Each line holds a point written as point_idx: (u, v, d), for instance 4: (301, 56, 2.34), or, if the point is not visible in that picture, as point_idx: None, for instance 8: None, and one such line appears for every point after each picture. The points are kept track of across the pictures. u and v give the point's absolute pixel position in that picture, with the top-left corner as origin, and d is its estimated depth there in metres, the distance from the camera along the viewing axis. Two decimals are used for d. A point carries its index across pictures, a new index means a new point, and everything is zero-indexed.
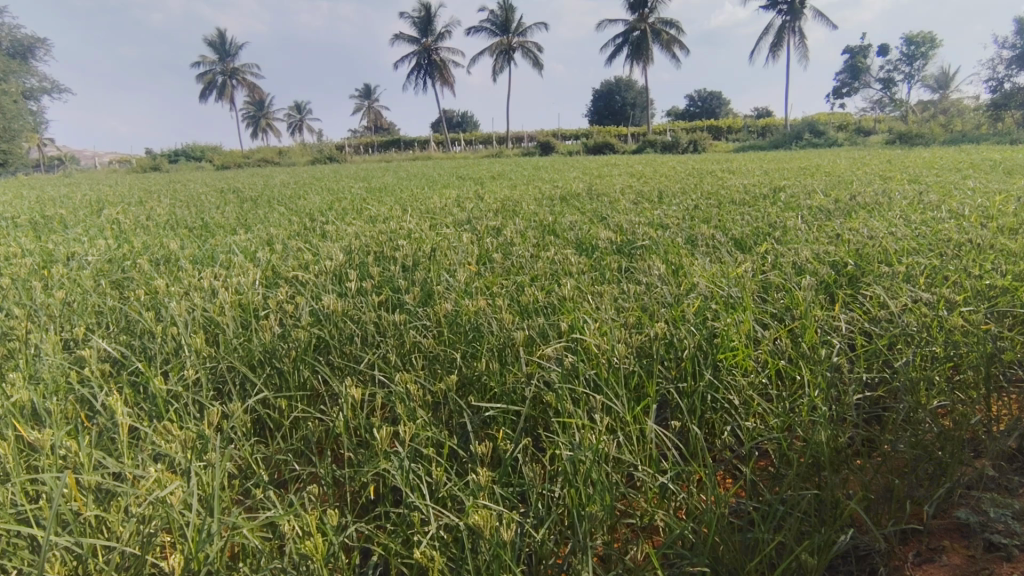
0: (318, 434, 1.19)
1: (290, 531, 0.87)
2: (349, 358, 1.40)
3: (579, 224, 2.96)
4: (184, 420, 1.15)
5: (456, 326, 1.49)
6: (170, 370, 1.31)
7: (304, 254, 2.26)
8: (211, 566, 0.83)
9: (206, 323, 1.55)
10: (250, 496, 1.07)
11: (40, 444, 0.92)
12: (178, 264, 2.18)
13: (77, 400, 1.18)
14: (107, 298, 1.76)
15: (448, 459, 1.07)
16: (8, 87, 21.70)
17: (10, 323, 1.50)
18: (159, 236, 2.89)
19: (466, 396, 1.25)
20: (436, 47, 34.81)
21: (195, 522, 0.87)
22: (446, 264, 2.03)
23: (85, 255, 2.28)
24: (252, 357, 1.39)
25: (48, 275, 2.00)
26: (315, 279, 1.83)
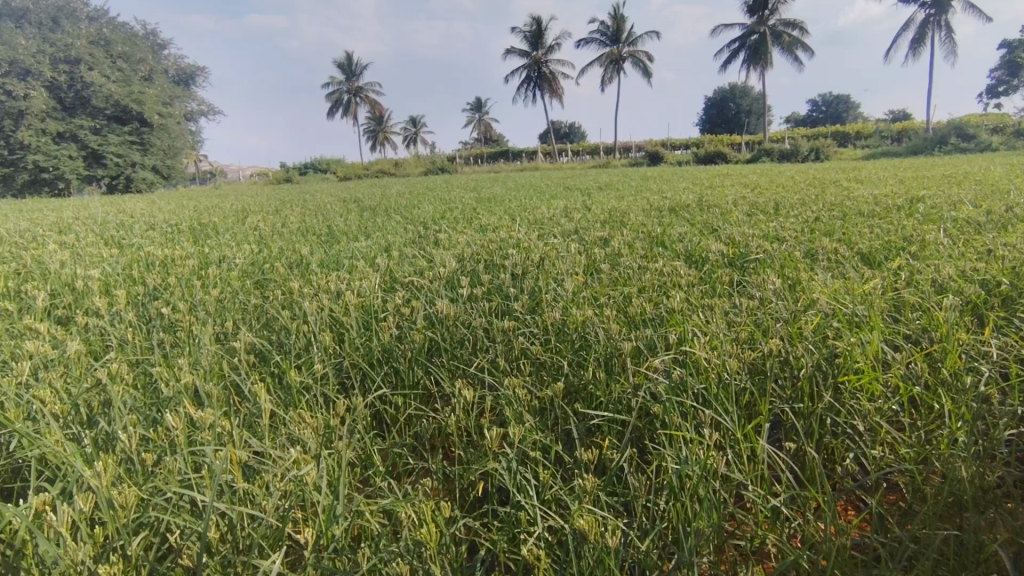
0: (431, 431, 1.26)
1: (407, 518, 0.93)
2: (460, 361, 1.47)
3: (689, 235, 2.88)
4: (315, 409, 1.26)
5: (563, 335, 1.52)
6: (304, 363, 1.45)
7: (420, 260, 2.40)
8: (338, 543, 0.91)
9: (335, 323, 1.70)
10: (369, 484, 1.15)
11: (202, 421, 1.05)
12: (309, 268, 2.39)
13: (229, 386, 1.34)
14: (252, 296, 1.97)
15: (553, 463, 1.09)
16: (174, 110, 24.80)
17: (176, 315, 1.72)
18: (293, 242, 3.18)
19: (572, 404, 1.27)
20: (546, 60, 35.28)
21: (325, 502, 0.96)
22: (554, 273, 2.07)
23: (233, 258, 2.56)
24: (373, 355, 1.50)
25: (204, 275, 2.28)
26: (430, 285, 1.94)
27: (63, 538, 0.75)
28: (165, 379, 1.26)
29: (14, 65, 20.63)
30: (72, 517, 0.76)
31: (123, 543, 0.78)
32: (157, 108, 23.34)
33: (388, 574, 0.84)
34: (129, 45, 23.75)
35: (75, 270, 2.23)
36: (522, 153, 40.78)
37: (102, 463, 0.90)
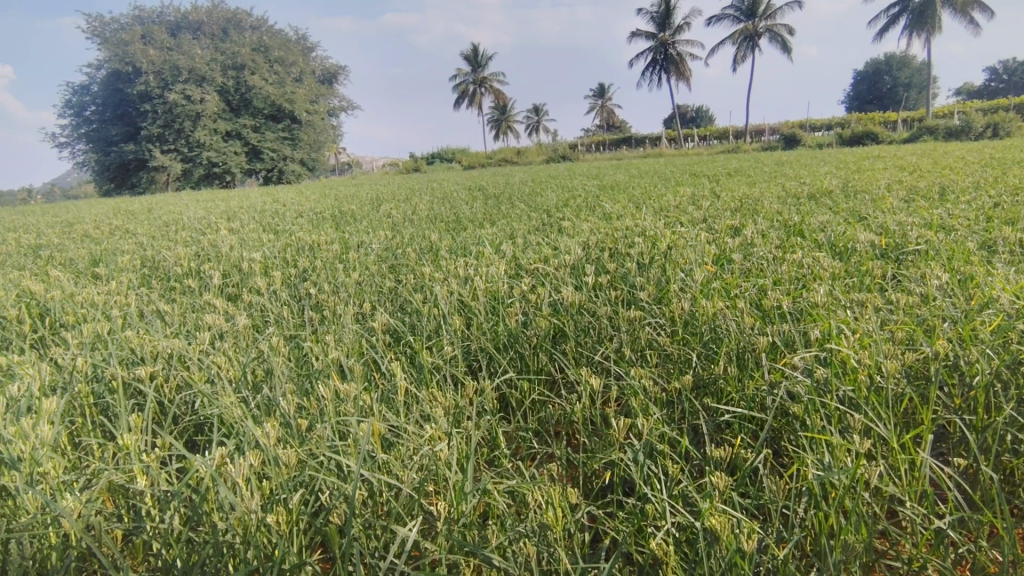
0: (554, 417, 1.27)
1: (532, 500, 0.95)
2: (584, 349, 1.47)
3: (834, 224, 2.64)
4: (445, 388, 1.32)
5: (691, 327, 1.46)
6: (435, 344, 1.52)
7: (544, 247, 2.42)
8: (467, 518, 0.95)
9: (463, 307, 1.76)
10: (494, 464, 1.19)
11: (347, 393, 1.15)
12: (439, 253, 2.50)
13: (368, 361, 1.44)
14: (387, 279, 2.10)
15: (681, 459, 1.06)
16: (319, 107, 27.02)
17: (323, 294, 1.88)
18: (424, 228, 3.34)
19: (701, 399, 1.22)
20: (672, 41, 33.85)
21: (455, 477, 1.01)
22: (682, 263, 1.99)
23: (370, 244, 2.74)
24: (500, 339, 1.54)
25: (346, 258, 2.46)
26: (554, 272, 1.95)
27: (239, 488, 0.85)
28: (315, 353, 1.39)
29: (192, 73, 23.56)
30: (247, 470, 0.87)
31: (286, 497, 0.88)
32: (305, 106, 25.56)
33: (515, 552, 0.86)
34: (283, 49, 26.18)
35: (241, 252, 2.52)
36: (645, 138, 39.55)
37: (267, 425, 1.00)
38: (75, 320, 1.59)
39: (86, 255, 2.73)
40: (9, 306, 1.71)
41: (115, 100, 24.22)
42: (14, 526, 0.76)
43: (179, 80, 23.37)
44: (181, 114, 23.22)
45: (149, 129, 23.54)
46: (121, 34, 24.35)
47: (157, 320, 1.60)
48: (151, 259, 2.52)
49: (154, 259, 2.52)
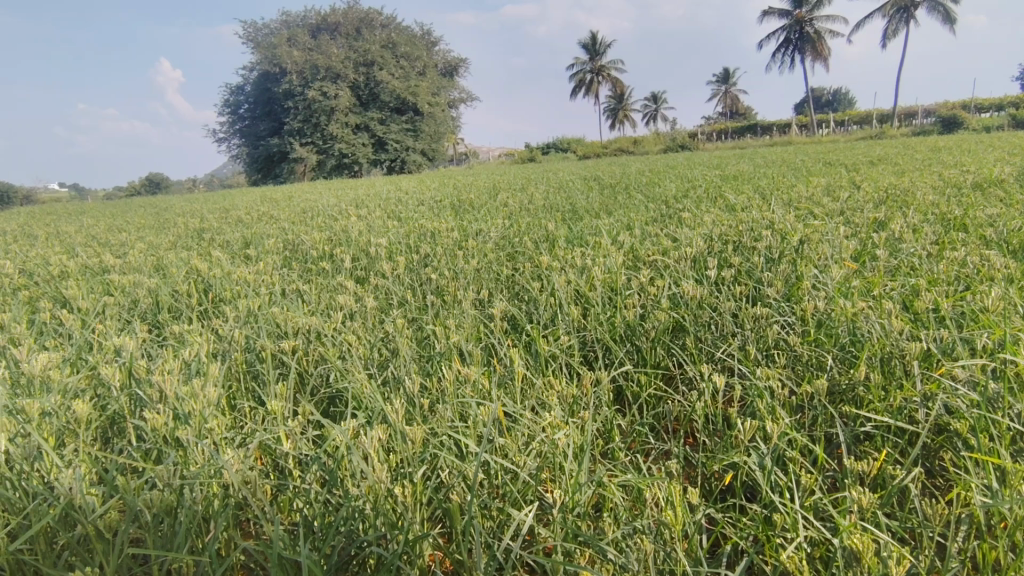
0: (673, 414, 1.23)
1: (651, 497, 0.92)
2: (706, 346, 1.41)
3: (1006, 218, 2.31)
4: (561, 376, 1.33)
5: (828, 328, 1.35)
6: (552, 333, 1.53)
7: (663, 239, 2.34)
8: (583, 508, 0.95)
9: (579, 297, 1.76)
10: (610, 457, 1.17)
11: (468, 375, 1.18)
12: (555, 243, 2.50)
13: (487, 346, 1.48)
14: (505, 267, 2.14)
15: (814, 469, 0.98)
16: (439, 99, 28.04)
17: (444, 279, 1.95)
18: (539, 217, 3.36)
19: (838, 405, 1.13)
20: (807, 19, 31.29)
21: (571, 467, 1.01)
22: (817, 258, 1.84)
23: (488, 232, 2.81)
24: (617, 331, 1.51)
25: (465, 245, 2.54)
26: (675, 264, 1.88)
27: (371, 458, 0.91)
28: (438, 336, 1.45)
29: (328, 71, 25.37)
30: (378, 442, 0.93)
31: (412, 470, 0.92)
32: (426, 99, 26.67)
33: (632, 547, 0.84)
34: (408, 45, 27.44)
35: (370, 238, 2.68)
36: (771, 125, 36.99)
37: (395, 401, 1.06)
38: (232, 295, 1.78)
39: (240, 238, 3.05)
40: (181, 281, 1.95)
41: (262, 98, 26.69)
42: (186, 473, 0.87)
43: (316, 78, 25.30)
44: (317, 109, 25.12)
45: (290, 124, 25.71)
46: (269, 37, 26.74)
47: (298, 299, 1.74)
48: (292, 243, 2.76)
49: (295, 242, 2.76)
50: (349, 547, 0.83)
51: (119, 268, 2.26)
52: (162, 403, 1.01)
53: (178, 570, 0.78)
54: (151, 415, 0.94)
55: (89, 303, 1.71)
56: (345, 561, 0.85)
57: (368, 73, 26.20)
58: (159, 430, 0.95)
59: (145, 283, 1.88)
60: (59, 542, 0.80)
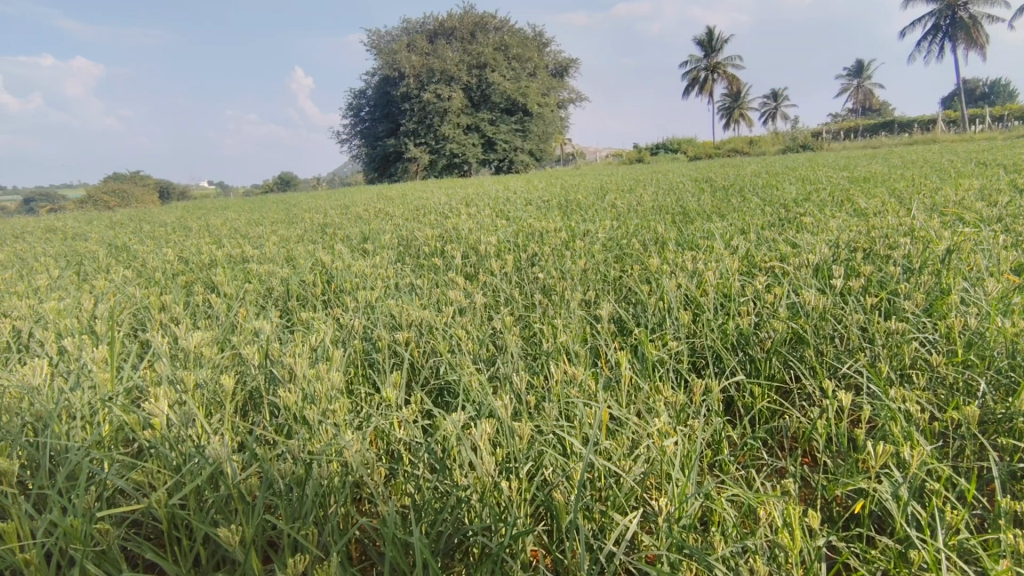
0: (790, 430, 1.16)
1: (765, 517, 0.88)
2: (830, 361, 1.31)
3: None
4: (668, 382, 1.29)
5: (978, 349, 1.21)
6: (659, 337, 1.49)
7: (783, 244, 2.21)
8: (690, 521, 0.92)
9: (689, 303, 1.70)
10: (719, 470, 1.13)
11: (573, 375, 1.19)
12: (664, 245, 2.44)
13: (592, 347, 1.47)
14: (611, 268, 2.12)
15: (958, 504, 0.88)
16: (548, 100, 28.20)
17: (551, 279, 1.96)
18: (647, 219, 3.28)
19: (988, 436, 1.00)
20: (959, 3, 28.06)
21: (678, 476, 0.98)
22: (967, 270, 1.65)
23: (595, 233, 2.79)
24: (730, 339, 1.45)
25: (572, 245, 2.54)
26: (796, 271, 1.77)
27: (479, 451, 0.94)
28: (544, 335, 1.46)
29: (442, 74, 26.38)
30: (487, 435, 0.95)
31: (517, 466, 0.94)
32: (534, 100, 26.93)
33: (742, 567, 0.80)
34: (520, 47, 27.85)
35: (479, 236, 2.75)
36: (910, 122, 33.58)
37: (503, 397, 1.09)
38: (353, 286, 1.90)
39: (359, 233, 3.24)
40: (309, 273, 2.11)
41: (381, 101, 28.25)
42: (314, 449, 0.94)
43: (431, 82, 26.40)
44: (431, 111, 26.18)
45: (405, 125, 27.00)
46: (390, 43, 28.22)
47: (411, 293, 1.83)
48: (407, 239, 2.90)
49: (409, 239, 2.89)
50: (456, 534, 0.86)
51: (257, 258, 2.50)
52: (294, 383, 1.10)
53: (304, 538, 0.85)
54: (284, 394, 1.03)
55: (233, 288, 1.90)
56: (451, 547, 0.88)
57: (480, 75, 26.91)
58: (291, 408, 1.03)
59: (279, 273, 2.06)
60: (207, 500, 0.89)
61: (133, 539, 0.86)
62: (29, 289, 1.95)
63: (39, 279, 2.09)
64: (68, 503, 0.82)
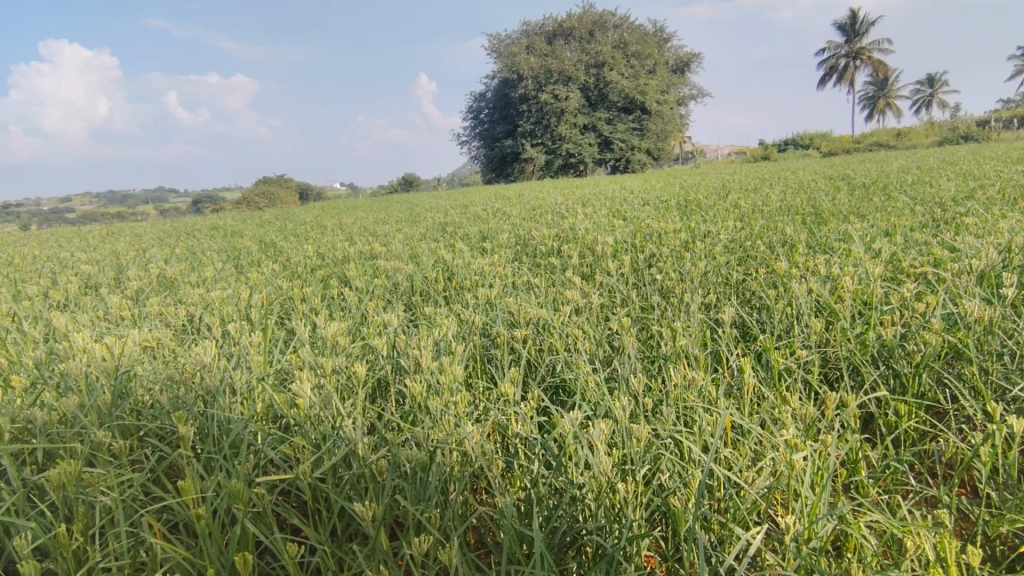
0: (942, 455, 1.04)
1: (913, 550, 0.79)
2: (995, 381, 1.16)
3: None
4: (797, 393, 1.21)
5: None
6: (788, 345, 1.40)
7: (938, 248, 1.98)
8: (822, 543, 0.85)
9: (823, 309, 1.58)
10: (855, 492, 1.04)
11: (694, 380, 1.15)
12: (794, 248, 2.28)
13: (712, 352, 1.41)
14: (734, 271, 2.02)
15: None
16: (667, 96, 27.33)
17: (669, 280, 1.91)
18: (776, 220, 3.08)
19: None
20: None
21: (810, 494, 0.91)
22: None
23: (717, 234, 2.67)
24: (871, 350, 1.32)
25: (691, 247, 2.46)
26: (954, 278, 1.57)
27: (597, 450, 0.94)
28: (662, 338, 1.43)
29: (561, 75, 26.50)
30: (604, 436, 0.95)
31: (635, 469, 0.93)
32: (653, 97, 26.25)
33: None
34: (640, 43, 27.27)
35: (594, 236, 2.74)
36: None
37: (619, 399, 1.08)
38: (473, 283, 1.97)
39: (478, 232, 3.35)
40: (432, 270, 2.22)
41: (498, 104, 28.93)
42: (437, 438, 0.99)
43: (548, 83, 26.62)
44: (547, 112, 26.38)
45: (521, 126, 27.44)
46: (510, 46, 28.77)
47: (527, 292, 1.87)
48: (523, 238, 2.95)
49: (526, 238, 2.94)
50: (570, 531, 0.87)
51: (385, 255, 2.67)
52: (420, 374, 1.17)
53: (428, 520, 0.90)
54: (412, 384, 1.09)
55: (364, 283, 2.05)
56: (565, 544, 0.88)
57: (597, 74, 26.68)
58: (417, 397, 1.10)
59: (405, 269, 2.18)
60: (342, 477, 0.97)
61: (281, 506, 0.96)
62: (199, 280, 2.23)
63: (206, 271, 2.37)
64: (230, 469, 0.93)
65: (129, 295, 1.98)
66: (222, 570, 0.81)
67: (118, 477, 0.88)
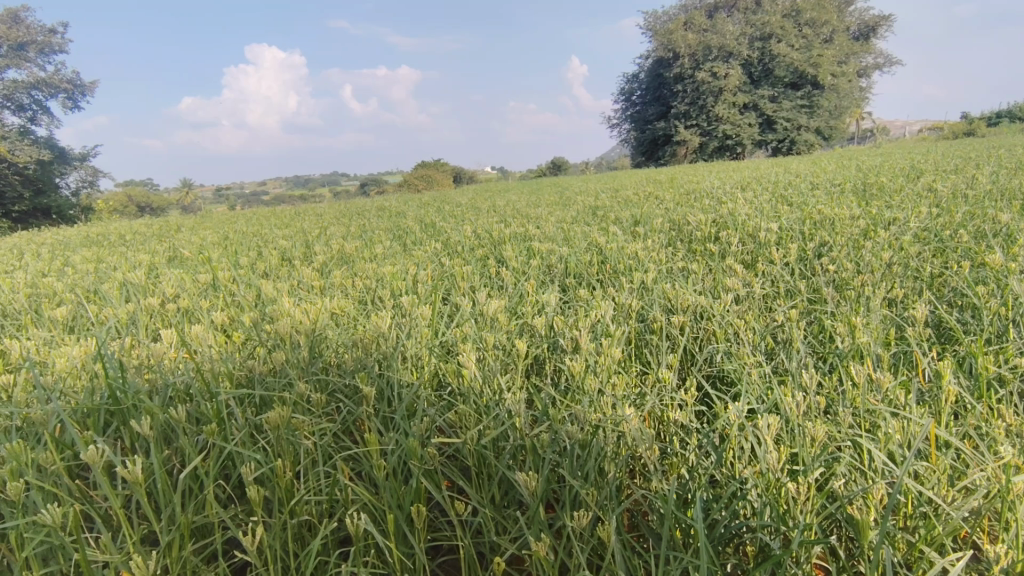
0: None
1: None
2: None
3: None
4: (1011, 406, 1.04)
5: None
6: (1000, 350, 1.21)
7: None
8: None
9: None
10: None
11: (880, 382, 1.03)
12: (1009, 238, 1.95)
13: (899, 352, 1.27)
14: (930, 263, 1.78)
15: None
16: (843, 68, 24.50)
17: (847, 271, 1.73)
18: (985, 206, 2.64)
19: None
20: None
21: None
22: None
23: (908, 221, 2.36)
24: None
25: (874, 234, 2.20)
26: None
27: (765, 446, 0.89)
28: (837, 333, 1.31)
29: (722, 49, 24.89)
30: (775, 432, 0.90)
31: (809, 470, 0.87)
32: (825, 70, 23.72)
33: None
34: (814, 10, 24.71)
35: (758, 222, 2.57)
36: None
37: (791, 395, 1.01)
38: (627, 268, 1.95)
39: (630, 216, 3.30)
40: (585, 253, 2.23)
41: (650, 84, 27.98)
42: (595, 418, 1.01)
43: (708, 58, 25.13)
44: (702, 90, 24.99)
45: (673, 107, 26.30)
46: (665, 24, 27.58)
47: (684, 278, 1.81)
48: (678, 223, 2.85)
49: (682, 223, 2.84)
50: (733, 526, 0.84)
51: (539, 237, 2.73)
52: (578, 354, 1.19)
53: (584, 496, 0.92)
54: (570, 363, 1.12)
55: (520, 263, 2.12)
56: (725, 538, 0.86)
57: (761, 47, 24.66)
58: (575, 376, 1.12)
59: (558, 251, 2.22)
60: (503, 446, 1.03)
61: (448, 466, 1.03)
62: (374, 256, 2.46)
63: (378, 248, 2.60)
64: (406, 427, 1.02)
65: (317, 268, 2.24)
66: (399, 517, 0.90)
67: (317, 425, 1.02)
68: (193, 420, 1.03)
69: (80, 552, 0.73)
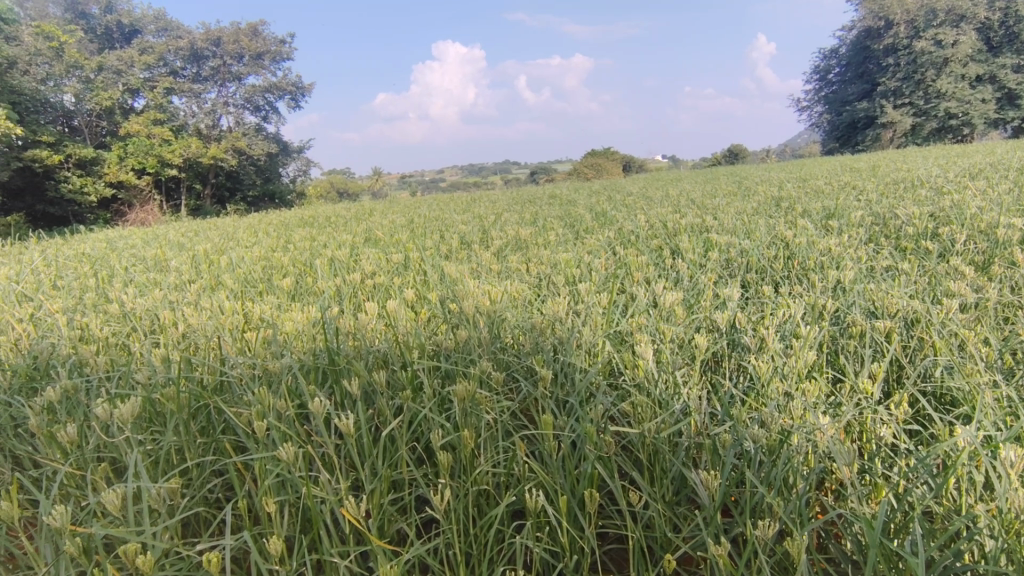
0: None
1: None
2: None
3: None
4: None
5: None
6: None
7: None
8: None
9: None
10: None
11: None
12: None
13: None
14: None
15: None
16: None
17: None
18: None
19: None
20: None
21: None
22: None
23: None
24: None
25: None
26: None
27: (1004, 481, 0.75)
28: None
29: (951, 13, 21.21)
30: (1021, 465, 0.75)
31: None
32: None
33: None
34: None
35: (994, 217, 2.17)
36: None
37: None
38: (822, 264, 1.77)
39: (823, 207, 2.98)
40: (771, 247, 2.07)
41: None
42: (784, 424, 0.93)
43: (932, 24, 21.59)
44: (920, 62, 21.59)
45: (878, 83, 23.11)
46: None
47: (893, 279, 1.59)
48: (885, 216, 2.51)
49: (889, 216, 2.49)
50: (956, 567, 0.72)
51: (717, 228, 2.58)
52: (765, 354, 1.11)
53: (769, 507, 0.86)
54: (757, 363, 1.05)
55: (698, 256, 2.02)
56: None
57: None
58: (761, 377, 1.05)
59: (740, 244, 2.08)
60: (679, 442, 0.99)
61: (621, 455, 1.03)
62: (547, 242, 2.52)
63: (552, 235, 2.66)
64: (581, 412, 1.04)
65: (495, 252, 2.36)
66: (573, 499, 0.92)
67: (497, 400, 1.07)
68: (390, 386, 1.15)
69: (307, 488, 0.85)
